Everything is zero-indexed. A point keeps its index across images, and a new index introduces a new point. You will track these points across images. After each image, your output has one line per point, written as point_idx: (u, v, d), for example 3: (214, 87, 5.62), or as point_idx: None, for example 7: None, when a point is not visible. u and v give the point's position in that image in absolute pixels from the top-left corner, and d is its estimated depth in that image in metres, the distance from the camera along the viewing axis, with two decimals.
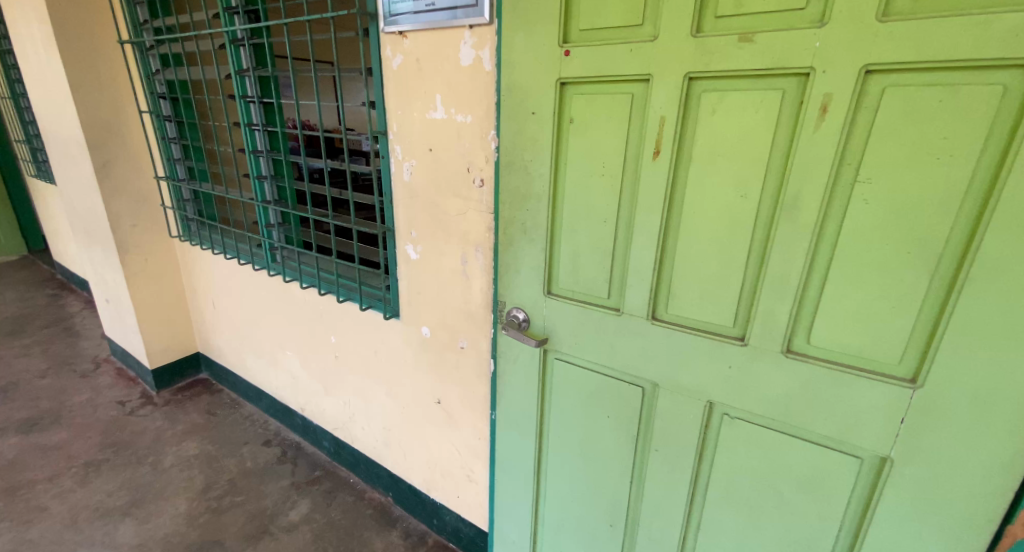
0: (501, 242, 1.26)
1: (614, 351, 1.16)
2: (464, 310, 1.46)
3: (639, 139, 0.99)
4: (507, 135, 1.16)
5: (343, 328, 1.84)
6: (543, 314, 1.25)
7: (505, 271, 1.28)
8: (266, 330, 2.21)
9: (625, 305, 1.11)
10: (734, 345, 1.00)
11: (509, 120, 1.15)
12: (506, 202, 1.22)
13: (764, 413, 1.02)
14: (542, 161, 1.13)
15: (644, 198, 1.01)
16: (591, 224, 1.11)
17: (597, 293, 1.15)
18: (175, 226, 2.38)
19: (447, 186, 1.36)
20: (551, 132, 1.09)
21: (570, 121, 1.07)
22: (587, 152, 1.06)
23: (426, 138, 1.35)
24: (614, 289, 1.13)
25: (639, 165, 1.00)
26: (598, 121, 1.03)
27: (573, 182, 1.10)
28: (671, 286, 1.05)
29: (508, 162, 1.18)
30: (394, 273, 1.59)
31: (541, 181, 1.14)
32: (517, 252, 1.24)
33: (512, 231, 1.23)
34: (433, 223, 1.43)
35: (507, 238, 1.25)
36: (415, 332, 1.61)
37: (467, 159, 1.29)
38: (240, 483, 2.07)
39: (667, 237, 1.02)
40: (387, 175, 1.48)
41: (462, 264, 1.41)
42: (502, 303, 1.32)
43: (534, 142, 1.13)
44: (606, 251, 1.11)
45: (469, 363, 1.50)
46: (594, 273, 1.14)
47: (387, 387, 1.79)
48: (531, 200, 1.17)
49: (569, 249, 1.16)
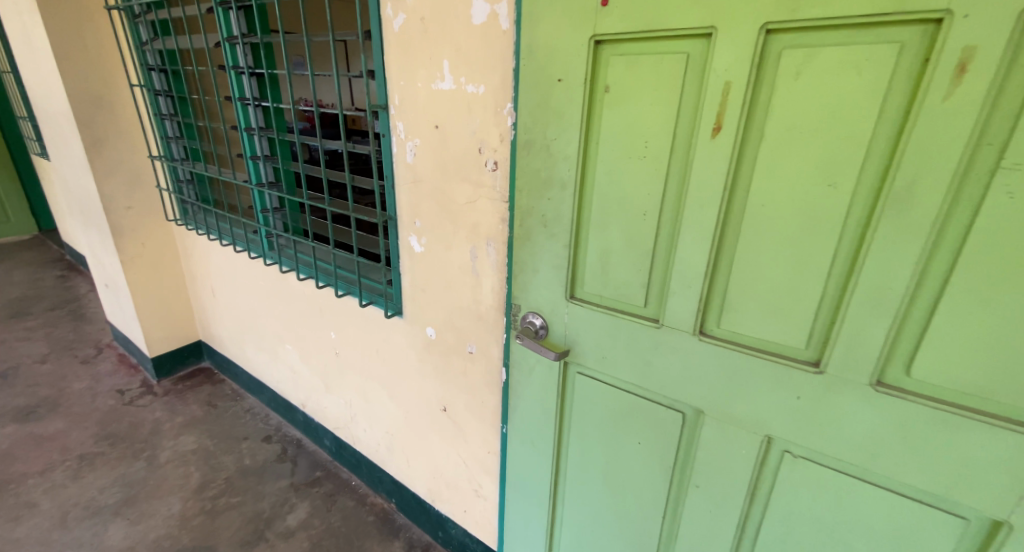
0: (517, 237, 1.07)
1: (650, 369, 0.97)
2: (473, 311, 1.28)
3: (695, 112, 0.79)
4: (526, 108, 0.97)
5: (343, 323, 1.68)
6: (564, 321, 1.06)
7: (520, 270, 1.10)
8: (266, 321, 2.07)
9: (666, 316, 0.92)
10: (805, 371, 0.81)
11: (529, 89, 0.95)
12: (524, 189, 1.02)
13: (838, 455, 0.82)
14: (569, 140, 0.93)
15: (698, 187, 0.81)
16: (627, 218, 0.91)
17: (630, 301, 0.96)
18: (172, 209, 2.24)
19: (455, 169, 1.17)
20: (581, 104, 0.89)
21: (606, 89, 0.87)
22: (626, 128, 0.86)
23: (432, 113, 1.16)
24: (652, 296, 0.94)
25: (694, 146, 0.80)
26: (641, 90, 0.83)
27: (606, 166, 0.90)
28: (725, 295, 0.85)
29: (527, 141, 0.99)
30: (397, 267, 1.42)
31: (567, 164, 0.94)
32: (535, 249, 1.05)
33: (529, 223, 1.04)
34: (439, 212, 1.24)
35: (524, 232, 1.06)
36: (418, 333, 1.44)
37: (479, 138, 1.10)
38: (238, 482, 1.95)
39: (724, 235, 0.82)
40: (387, 156, 1.30)
41: (472, 260, 1.23)
42: (515, 306, 1.14)
43: (559, 116, 0.93)
44: (644, 251, 0.91)
45: (478, 370, 1.32)
46: (629, 276, 0.95)
47: (389, 390, 1.63)
48: (554, 188, 0.98)
49: (598, 247, 0.97)
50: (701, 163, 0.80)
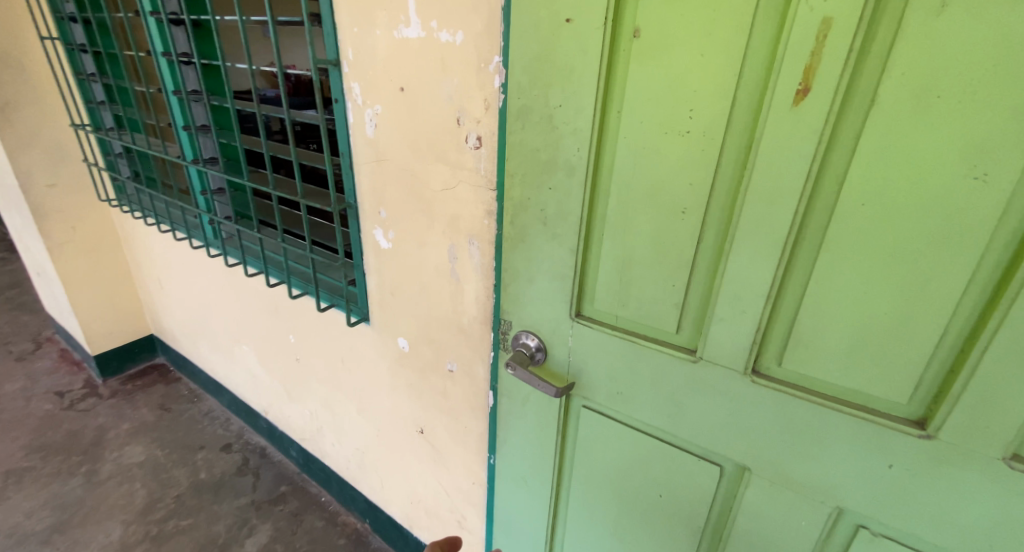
0: (507, 235, 0.83)
1: (680, 411, 0.75)
2: (453, 322, 1.04)
3: (769, 68, 0.55)
4: (519, 63, 0.71)
5: (302, 327, 1.43)
6: (568, 345, 0.83)
7: (513, 277, 0.85)
8: (219, 318, 1.81)
9: (707, 348, 0.69)
10: (904, 434, 0.59)
11: (522, 37, 0.69)
12: (516, 173, 0.77)
13: (942, 543, 0.61)
14: (581, 108, 0.68)
15: (767, 177, 0.58)
16: (658, 217, 0.67)
17: (657, 325, 0.73)
18: (105, 188, 1.94)
19: (427, 146, 0.91)
20: (600, 56, 0.64)
21: (636, 35, 0.61)
22: (662, 92, 0.62)
23: (397, 72, 0.89)
24: (688, 321, 0.71)
25: (765, 117, 0.56)
26: (688, 35, 0.58)
27: (632, 144, 0.66)
28: (794, 327, 0.62)
29: (521, 109, 0.73)
30: (361, 265, 1.17)
31: (576, 141, 0.70)
32: (532, 251, 0.81)
33: (524, 219, 0.79)
34: (409, 200, 0.99)
35: (517, 229, 0.81)
36: (388, 344, 1.20)
37: (457, 106, 0.84)
38: (190, 501, 1.71)
39: (799, 246, 0.59)
40: (342, 129, 1.03)
41: (451, 262, 0.98)
42: (505, 321, 0.90)
43: (566, 74, 0.67)
44: (680, 262, 0.68)
45: (460, 391, 1.09)
46: (656, 294, 0.71)
47: (357, 404, 1.39)
48: (557, 174, 0.73)
49: (616, 254, 0.73)
50: (774, 143, 0.56)
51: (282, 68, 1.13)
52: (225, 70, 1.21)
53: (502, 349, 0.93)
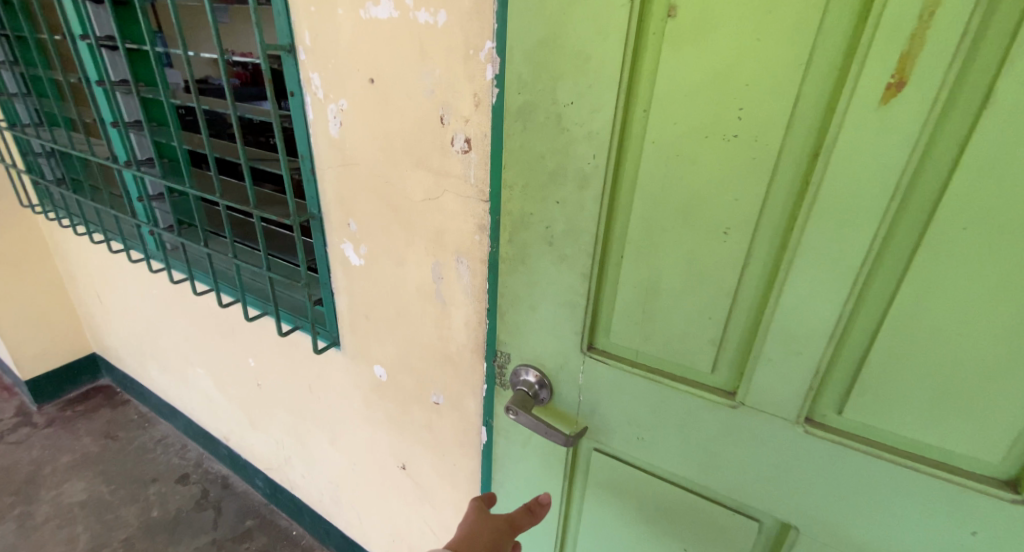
0: (504, 256, 0.70)
1: (714, 461, 0.64)
2: (438, 350, 0.90)
3: (849, 56, 0.43)
4: (519, 49, 0.57)
5: (263, 350, 1.27)
6: (578, 382, 0.71)
7: (511, 304, 0.72)
8: (168, 338, 1.62)
9: (750, 392, 0.58)
10: (996, 498, 0.49)
11: (524, 16, 0.56)
12: (515, 183, 0.64)
13: None
14: (598, 105, 0.55)
15: (839, 192, 0.46)
16: (692, 239, 0.55)
17: (687, 363, 0.62)
18: (29, 194, 1.71)
19: (404, 148, 0.77)
20: (624, 40, 0.51)
21: (670, 13, 0.49)
22: (703, 86, 0.49)
23: (365, 61, 0.75)
24: (725, 359, 0.60)
25: (840, 118, 0.44)
26: (741, 15, 0.46)
27: (661, 151, 0.54)
28: (860, 371, 0.52)
29: (522, 107, 0.60)
30: (328, 284, 1.02)
31: (591, 146, 0.57)
32: (534, 275, 0.68)
33: (525, 237, 0.66)
34: (383, 212, 0.85)
35: (517, 249, 0.68)
36: (362, 372, 1.06)
37: (440, 101, 0.70)
38: (141, 544, 1.53)
39: (874, 276, 0.48)
40: (300, 127, 0.87)
41: (435, 283, 0.84)
42: (502, 352, 0.77)
43: (579, 63, 0.54)
44: (718, 293, 0.56)
45: (448, 426, 0.96)
46: (688, 328, 0.60)
47: (329, 435, 1.25)
48: (566, 185, 0.60)
49: (638, 281, 0.61)
50: (851, 150, 0.45)
51: (226, 54, 0.95)
52: (157, 57, 1.03)
53: (499, 384, 0.80)
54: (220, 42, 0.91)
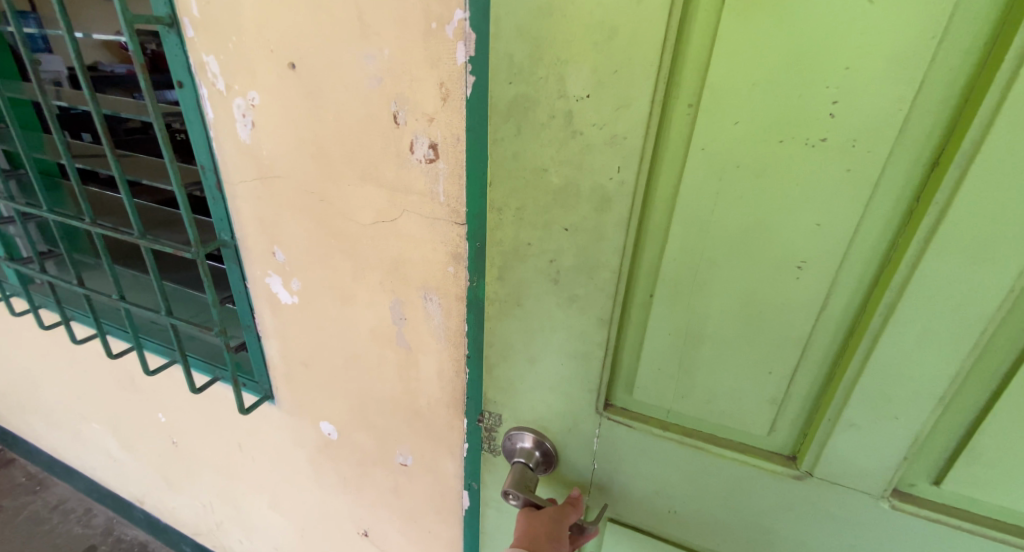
0: (490, 296, 0.53)
1: (771, 538, 0.52)
2: (403, 404, 0.73)
3: (1007, 26, 0.30)
4: (508, 19, 0.40)
5: (178, 403, 1.03)
6: (592, 448, 0.56)
7: (501, 356, 0.56)
8: (52, 389, 1.33)
9: (820, 461, 0.46)
10: None
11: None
12: (506, 204, 0.48)
13: None
14: (625, 100, 0.39)
15: (973, 217, 0.34)
16: (753, 277, 0.41)
17: (736, 426, 0.49)
18: None
19: (343, 155, 0.58)
20: (667, 4, 0.36)
21: None
22: (783, 70, 0.35)
23: (280, 38, 0.54)
24: (786, 420, 0.47)
25: (986, 114, 0.32)
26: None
27: (715, 162, 0.39)
28: (971, 437, 0.41)
29: (514, 101, 0.43)
30: (250, 327, 0.80)
31: (615, 155, 0.41)
32: (533, 320, 0.52)
33: (520, 275, 0.50)
34: (318, 238, 0.65)
35: (508, 287, 0.52)
36: (306, 429, 0.86)
37: (391, 94, 0.51)
38: None
39: (1004, 322, 0.37)
40: (195, 129, 0.65)
41: (395, 325, 0.66)
42: (490, 413, 0.61)
43: (598, 40, 0.38)
44: (785, 344, 0.43)
45: (419, 490, 0.79)
46: (741, 385, 0.46)
47: (269, 498, 1.04)
48: (578, 208, 0.44)
49: (674, 328, 0.46)
50: (999, 161, 0.32)
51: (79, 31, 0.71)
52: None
53: (488, 450, 0.64)
54: (67, 14, 0.66)
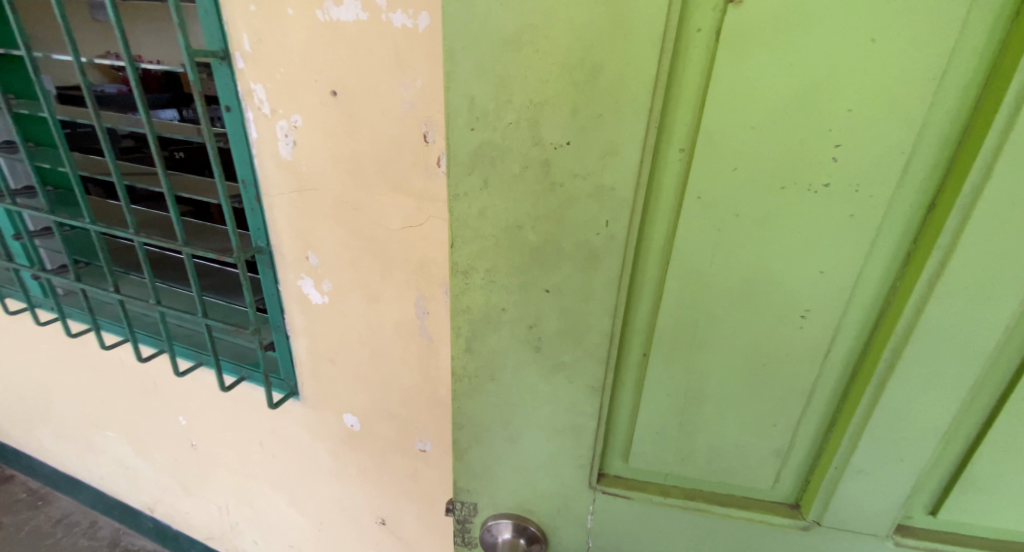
0: (462, 371, 0.48)
1: None
2: (424, 394, 0.80)
3: (1000, 72, 0.30)
4: (467, 52, 0.36)
5: (202, 405, 1.09)
6: (589, 526, 0.53)
7: (475, 434, 0.51)
8: (66, 401, 1.36)
9: (829, 507, 0.46)
10: None
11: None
12: (479, 262, 0.43)
13: None
14: (613, 147, 0.36)
15: (976, 261, 0.34)
16: (755, 332, 0.41)
17: (743, 482, 0.48)
18: None
19: (377, 171, 0.66)
20: (661, 29, 0.32)
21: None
22: (784, 114, 0.33)
23: (324, 71, 0.63)
24: (789, 470, 0.47)
25: (984, 164, 0.32)
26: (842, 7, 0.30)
27: (713, 211, 0.37)
28: (965, 467, 0.43)
29: (477, 150, 0.38)
30: (280, 328, 0.87)
31: (602, 208, 0.38)
32: (511, 394, 0.48)
33: (492, 333, 0.46)
34: (350, 245, 0.74)
35: (480, 359, 0.47)
36: (329, 423, 0.93)
37: (422, 116, 0.60)
38: None
39: (997, 360, 0.38)
40: (240, 149, 0.73)
41: (419, 319, 0.74)
42: (464, 502, 0.56)
43: (579, 79, 0.35)
44: (789, 394, 0.43)
45: (437, 475, 0.86)
46: (744, 440, 0.46)
47: (287, 496, 1.10)
48: (562, 268, 0.41)
49: (670, 392, 0.45)
50: (998, 206, 0.33)
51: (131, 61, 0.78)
52: (35, 68, 0.82)
53: (462, 542, 0.58)
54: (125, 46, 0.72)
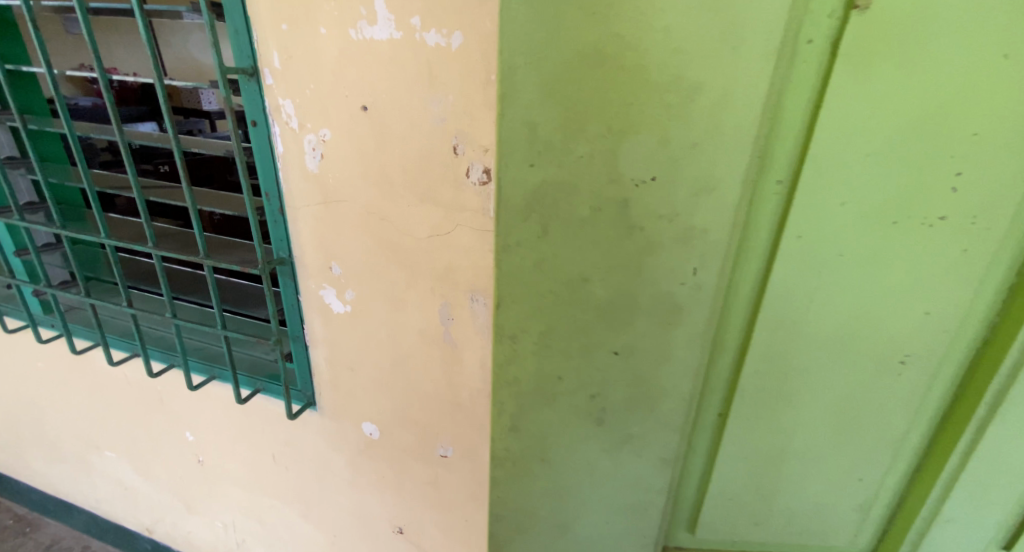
0: (502, 454, 0.45)
1: None
2: (446, 399, 0.82)
3: None
4: (529, 67, 0.31)
5: (212, 420, 1.09)
6: None
7: (518, 530, 0.48)
8: (62, 420, 1.33)
9: (917, 551, 0.46)
10: None
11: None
12: (533, 333, 0.39)
13: None
14: (708, 183, 0.32)
15: None
16: (849, 380, 0.40)
17: (821, 540, 0.49)
18: None
19: (406, 182, 0.69)
20: (776, 47, 0.30)
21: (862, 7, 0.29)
22: (898, 141, 0.32)
23: (356, 87, 0.65)
24: (867, 527, 0.48)
25: None
26: (967, 23, 0.29)
27: (814, 249, 0.35)
28: None
29: (537, 189, 0.34)
30: (299, 339, 0.89)
31: (689, 254, 0.35)
32: (564, 476, 0.45)
33: (551, 421, 0.42)
34: (377, 257, 0.76)
35: (526, 442, 0.44)
36: (348, 433, 0.93)
37: (452, 130, 0.63)
38: None
39: None
40: (265, 162, 0.75)
41: (443, 326, 0.76)
42: None
43: (674, 100, 0.31)
44: (876, 437, 0.42)
45: (458, 480, 0.88)
46: (831, 495, 0.46)
47: (299, 509, 1.09)
48: (638, 325, 0.38)
49: (754, 445, 0.44)
50: None
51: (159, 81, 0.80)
52: (55, 82, 0.81)
53: None
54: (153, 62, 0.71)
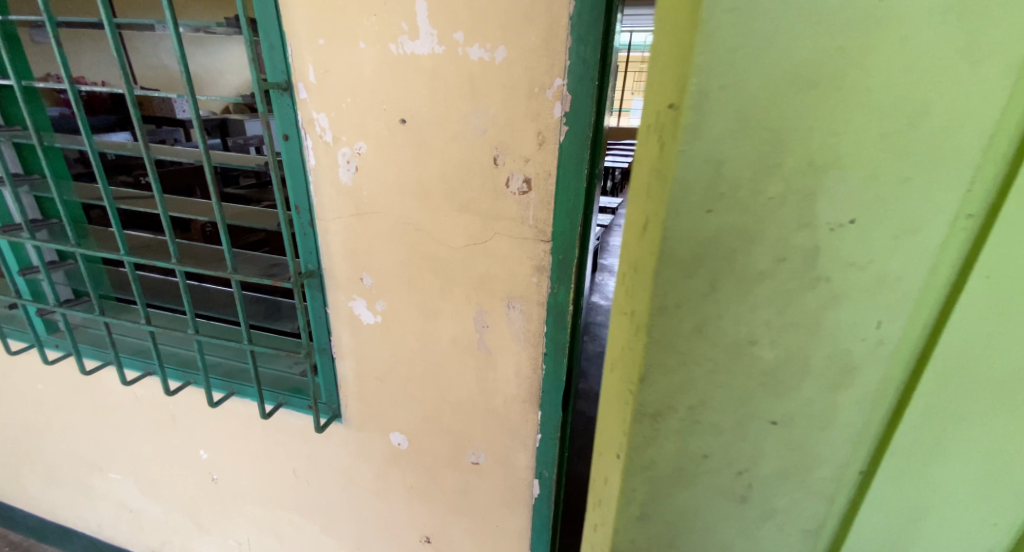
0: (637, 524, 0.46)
1: None
2: (479, 406, 0.83)
3: None
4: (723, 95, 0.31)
5: (228, 437, 1.06)
6: None
7: None
8: (62, 443, 1.29)
9: None
10: None
11: (776, 32, 0.30)
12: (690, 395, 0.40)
13: None
14: (910, 228, 0.34)
15: None
16: (1001, 415, 0.41)
17: None
18: None
19: (444, 192, 0.70)
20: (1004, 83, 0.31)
21: None
22: None
23: (395, 100, 0.66)
24: None
25: None
26: None
27: (1000, 297, 0.36)
28: None
29: (705, 242, 0.35)
30: (326, 351, 0.88)
31: (878, 309, 0.37)
32: (712, 528, 0.46)
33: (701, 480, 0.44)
34: (411, 267, 0.76)
35: (676, 499, 0.45)
36: (375, 444, 0.93)
37: (493, 141, 0.65)
38: None
39: None
40: (296, 175, 0.75)
41: (477, 333, 0.77)
42: None
43: (895, 127, 0.32)
44: (1010, 463, 0.43)
45: (490, 486, 0.88)
46: (962, 538, 0.48)
47: (321, 524, 1.08)
48: (810, 375, 0.39)
49: (904, 495, 0.45)
50: None
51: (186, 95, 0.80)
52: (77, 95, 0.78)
53: None
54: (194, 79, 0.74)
